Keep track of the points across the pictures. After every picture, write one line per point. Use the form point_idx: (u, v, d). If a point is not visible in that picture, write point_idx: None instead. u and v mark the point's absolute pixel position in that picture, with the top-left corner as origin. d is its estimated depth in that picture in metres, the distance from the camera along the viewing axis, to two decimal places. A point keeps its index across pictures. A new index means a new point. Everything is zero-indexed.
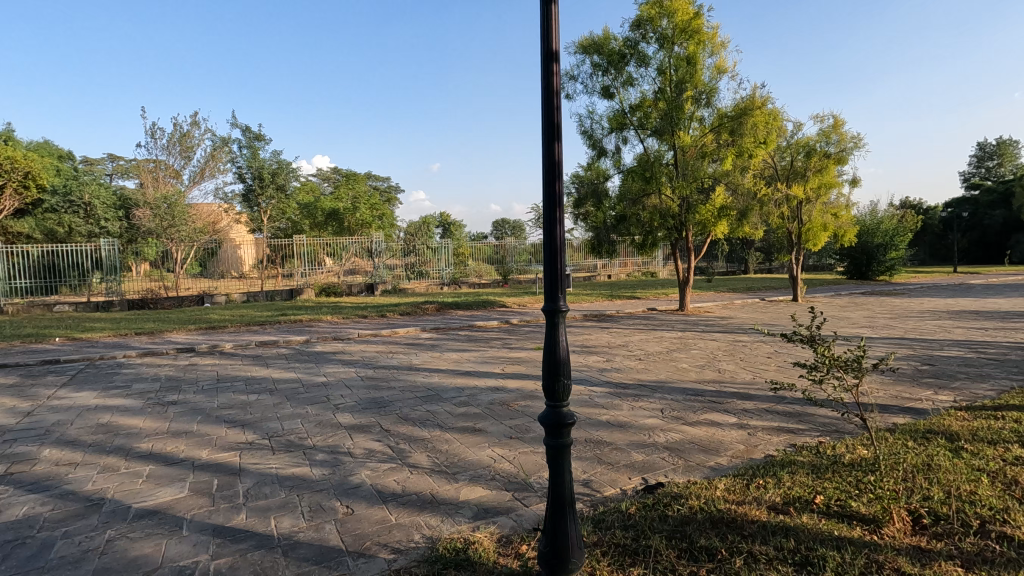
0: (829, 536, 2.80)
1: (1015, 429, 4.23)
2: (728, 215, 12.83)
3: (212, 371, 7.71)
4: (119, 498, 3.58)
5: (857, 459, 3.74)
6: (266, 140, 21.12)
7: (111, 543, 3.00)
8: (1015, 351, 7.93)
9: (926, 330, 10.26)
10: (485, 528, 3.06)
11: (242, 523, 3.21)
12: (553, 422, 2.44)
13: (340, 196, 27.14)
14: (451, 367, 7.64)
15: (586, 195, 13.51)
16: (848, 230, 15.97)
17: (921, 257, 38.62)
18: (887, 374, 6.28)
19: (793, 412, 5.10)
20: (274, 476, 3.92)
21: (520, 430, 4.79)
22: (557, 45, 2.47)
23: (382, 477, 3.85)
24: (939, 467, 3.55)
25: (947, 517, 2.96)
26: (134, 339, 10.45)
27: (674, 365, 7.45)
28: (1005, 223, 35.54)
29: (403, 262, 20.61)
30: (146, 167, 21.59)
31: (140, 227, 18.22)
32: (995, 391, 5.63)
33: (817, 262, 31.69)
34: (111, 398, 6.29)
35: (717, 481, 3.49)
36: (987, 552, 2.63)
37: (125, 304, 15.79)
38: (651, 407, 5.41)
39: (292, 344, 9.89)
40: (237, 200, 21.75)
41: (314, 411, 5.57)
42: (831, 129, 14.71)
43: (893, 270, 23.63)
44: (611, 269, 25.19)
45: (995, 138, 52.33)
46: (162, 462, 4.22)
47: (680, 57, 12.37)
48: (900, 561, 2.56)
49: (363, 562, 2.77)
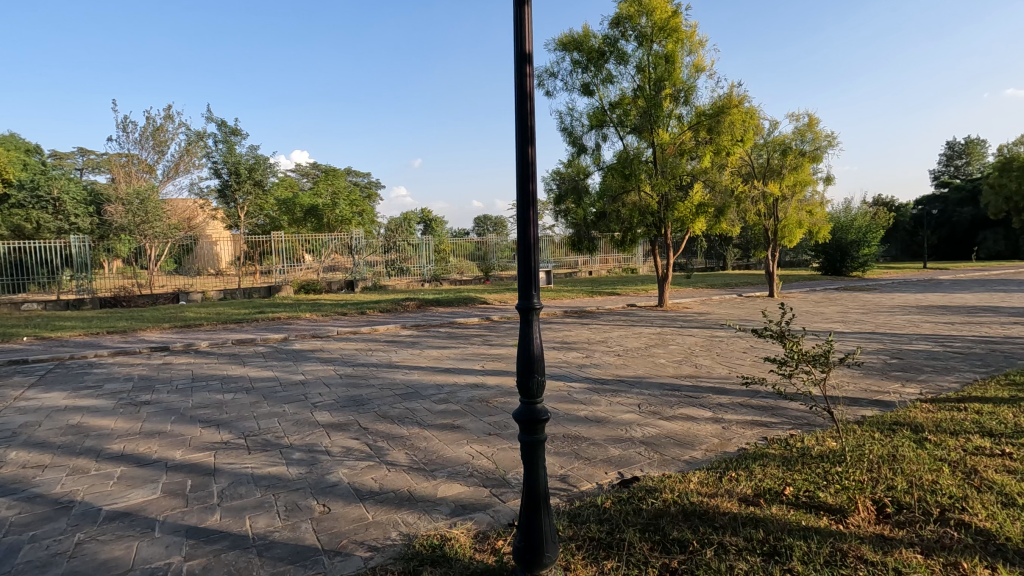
0: (797, 526, 2.87)
1: (977, 421, 4.39)
2: (706, 213, 13.02)
3: (187, 370, 7.58)
4: (89, 501, 3.51)
5: (825, 451, 3.84)
6: (243, 134, 20.82)
7: (80, 546, 2.95)
8: (980, 345, 8.20)
9: (896, 324, 10.55)
10: (462, 524, 3.08)
11: (216, 523, 3.18)
12: (528, 419, 2.47)
13: (320, 192, 26.91)
14: (430, 364, 7.63)
15: (567, 192, 13.65)
16: (823, 226, 16.27)
17: (893, 253, 39.59)
18: (857, 368, 6.45)
19: (766, 406, 5.22)
20: (250, 475, 3.88)
21: (499, 426, 4.83)
22: (531, 47, 2.48)
23: (360, 475, 3.83)
24: (903, 457, 3.67)
25: (909, 506, 3.07)
26: (105, 339, 10.19)
27: (652, 360, 7.55)
28: (973, 220, 36.63)
29: (384, 259, 20.46)
30: (118, 161, 21.16)
31: (111, 224, 17.89)
32: (959, 384, 5.81)
33: (793, 258, 32.31)
34: (82, 398, 6.16)
35: (690, 474, 3.57)
36: (946, 539, 2.74)
37: (96, 303, 15.40)
38: (628, 402, 5.48)
39: (271, 342, 9.77)
40: (213, 196, 21.46)
41: (291, 409, 5.51)
42: (806, 127, 14.95)
43: (866, 265, 24.20)
44: (593, 266, 25.39)
45: (964, 137, 54.17)
46: (134, 462, 4.16)
47: (658, 54, 12.48)
48: (863, 550, 2.64)
49: (339, 561, 2.77)
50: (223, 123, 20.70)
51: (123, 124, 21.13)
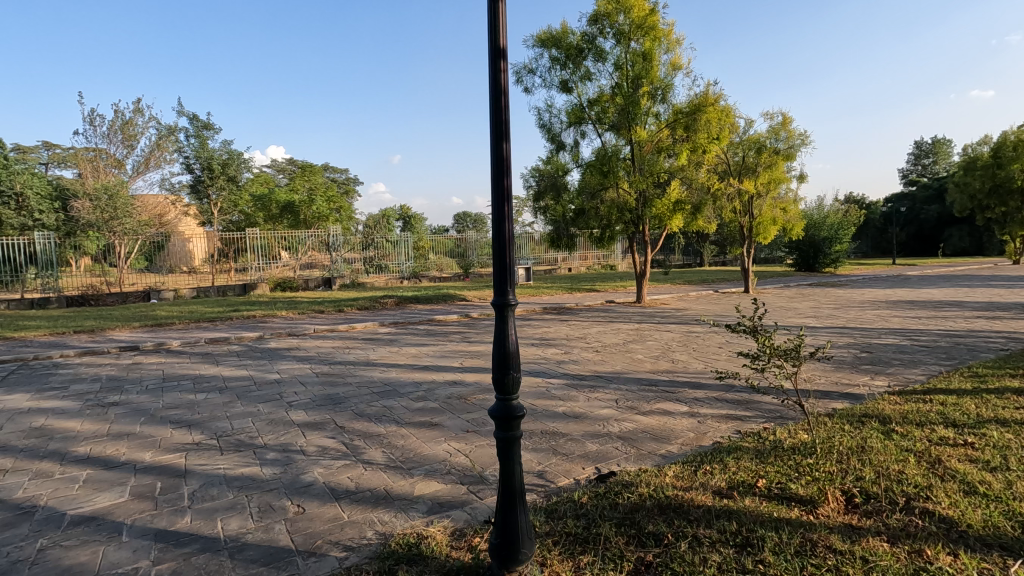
0: (769, 518, 2.91)
1: (942, 412, 4.52)
2: (683, 210, 13.12)
3: (157, 370, 7.41)
4: (53, 505, 3.40)
5: (797, 443, 3.91)
6: (215, 129, 20.39)
7: (42, 552, 2.86)
8: (945, 338, 8.47)
9: (865, 319, 10.85)
10: (439, 522, 3.07)
11: (187, 526, 3.10)
12: (503, 415, 2.47)
13: (296, 188, 26.50)
14: (409, 362, 7.58)
15: (546, 189, 13.74)
16: (796, 224, 16.59)
17: (863, 249, 40.71)
18: (827, 361, 6.60)
19: (741, 400, 5.30)
20: (222, 476, 3.81)
21: (477, 424, 4.81)
22: (505, 42, 2.47)
23: (336, 475, 3.78)
24: (871, 448, 3.77)
25: (876, 496, 3.14)
26: (72, 339, 9.88)
27: (629, 356, 7.62)
28: (939, 217, 37.75)
29: (362, 256, 20.29)
30: (85, 156, 20.60)
31: (78, 221, 17.43)
32: (925, 376, 5.99)
33: (767, 255, 33.01)
34: (47, 400, 5.97)
35: (667, 468, 3.61)
36: (911, 527, 2.81)
37: (63, 301, 15.11)
38: (606, 397, 5.51)
39: (246, 340, 9.61)
40: (185, 191, 21.09)
41: (265, 409, 5.41)
42: (780, 126, 15.19)
43: (838, 262, 24.80)
44: (572, 262, 25.56)
45: (931, 137, 55.74)
46: (101, 465, 4.05)
47: (636, 52, 12.56)
48: (832, 539, 2.71)
49: (313, 561, 2.73)
50: (195, 117, 20.23)
51: (90, 118, 20.60)
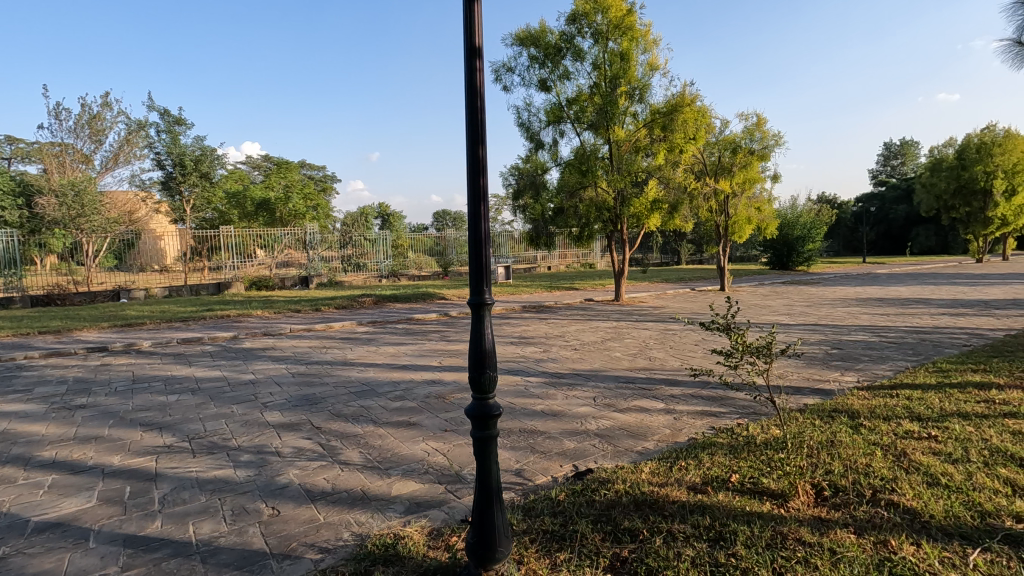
0: (741, 512, 2.98)
1: (908, 406, 4.65)
2: (660, 209, 13.23)
3: (127, 371, 7.24)
4: (16, 512, 3.29)
5: (768, 439, 3.99)
6: (187, 124, 19.97)
7: (4, 560, 2.76)
8: (912, 334, 8.74)
9: (836, 316, 11.15)
10: (416, 522, 3.06)
11: (157, 531, 3.04)
12: (479, 414, 2.47)
13: (271, 185, 26.04)
14: (387, 361, 7.53)
15: (525, 188, 13.81)
16: (769, 223, 16.92)
17: (835, 248, 41.72)
18: (800, 358, 6.75)
19: (715, 397, 5.39)
20: (194, 480, 3.73)
21: (455, 423, 4.80)
22: (480, 41, 2.47)
23: (312, 476, 3.75)
24: (840, 443, 3.87)
25: (844, 489, 3.23)
26: (37, 339, 9.61)
27: (607, 354, 7.69)
28: (907, 217, 38.89)
29: (340, 254, 20.08)
30: (50, 151, 19.97)
31: (43, 218, 16.90)
32: (893, 371, 6.16)
33: (742, 253, 33.63)
34: (9, 403, 5.78)
35: (642, 464, 3.65)
36: (877, 518, 2.90)
37: (27, 301, 14.64)
38: (584, 395, 5.55)
39: (220, 340, 9.44)
40: (156, 187, 20.65)
41: (240, 410, 5.32)
42: (755, 127, 15.46)
43: (810, 260, 25.37)
44: (551, 261, 25.72)
45: (899, 138, 57.33)
46: (68, 470, 3.94)
47: (614, 52, 12.66)
48: (801, 532, 2.77)
49: (288, 564, 2.69)
50: (166, 113, 19.78)
51: (55, 112, 20.00)
